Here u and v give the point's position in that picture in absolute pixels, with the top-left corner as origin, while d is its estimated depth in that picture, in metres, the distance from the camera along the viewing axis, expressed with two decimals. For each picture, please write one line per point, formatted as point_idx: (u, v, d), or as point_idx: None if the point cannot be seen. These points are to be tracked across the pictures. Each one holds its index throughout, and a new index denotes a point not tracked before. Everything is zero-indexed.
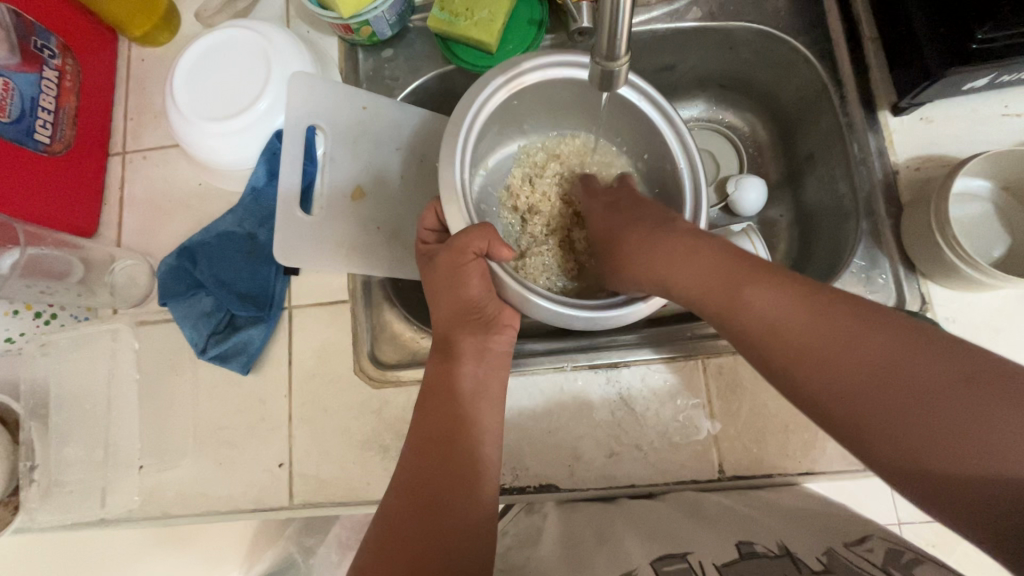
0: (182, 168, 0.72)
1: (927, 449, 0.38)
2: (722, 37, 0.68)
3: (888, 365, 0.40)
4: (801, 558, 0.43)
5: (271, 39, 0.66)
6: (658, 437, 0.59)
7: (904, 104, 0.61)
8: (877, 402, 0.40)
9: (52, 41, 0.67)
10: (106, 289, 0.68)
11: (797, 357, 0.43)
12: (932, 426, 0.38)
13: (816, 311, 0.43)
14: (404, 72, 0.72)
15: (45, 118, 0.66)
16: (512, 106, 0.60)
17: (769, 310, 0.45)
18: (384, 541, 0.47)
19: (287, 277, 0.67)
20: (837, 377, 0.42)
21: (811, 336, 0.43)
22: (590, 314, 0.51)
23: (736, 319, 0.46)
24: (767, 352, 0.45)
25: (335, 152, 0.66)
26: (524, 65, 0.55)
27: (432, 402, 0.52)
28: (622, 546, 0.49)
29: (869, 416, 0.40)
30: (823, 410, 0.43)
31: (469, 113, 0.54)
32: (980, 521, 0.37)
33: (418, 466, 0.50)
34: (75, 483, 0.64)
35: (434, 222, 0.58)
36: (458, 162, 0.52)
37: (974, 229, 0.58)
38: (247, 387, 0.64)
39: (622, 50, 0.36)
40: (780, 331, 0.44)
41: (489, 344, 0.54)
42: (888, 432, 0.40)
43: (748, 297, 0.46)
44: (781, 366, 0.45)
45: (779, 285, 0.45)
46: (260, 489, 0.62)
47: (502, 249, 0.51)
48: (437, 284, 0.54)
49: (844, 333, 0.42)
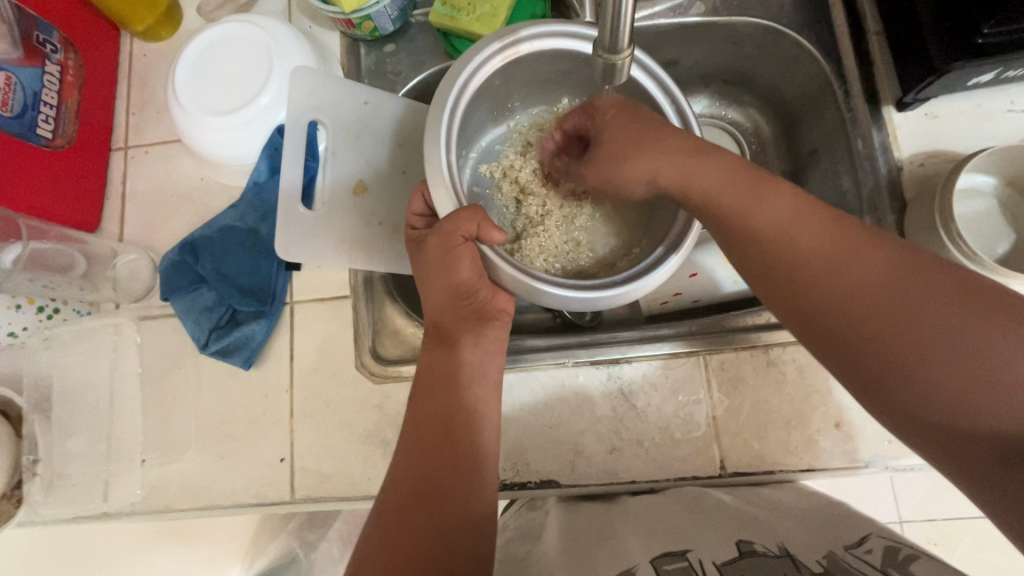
0: (184, 163, 0.72)
1: (910, 356, 0.39)
2: (726, 32, 0.68)
3: (887, 274, 0.41)
4: (802, 562, 0.42)
5: (273, 33, 0.66)
6: (659, 433, 0.59)
7: (909, 99, 0.60)
8: (870, 308, 0.41)
9: (54, 35, 0.67)
10: (108, 283, 0.68)
11: (801, 262, 0.44)
12: (920, 337, 0.39)
13: (831, 222, 0.44)
14: (406, 67, 0.72)
15: (47, 112, 0.66)
16: (501, 78, 0.59)
17: (777, 216, 0.45)
18: (383, 527, 0.47)
19: (289, 272, 0.67)
20: (839, 281, 0.43)
21: (818, 245, 0.44)
22: (590, 295, 0.50)
23: (744, 222, 0.46)
24: (774, 257, 0.45)
25: (337, 147, 0.67)
26: (519, 32, 0.54)
27: (429, 390, 0.52)
28: (623, 543, 0.49)
29: (862, 329, 0.41)
30: (821, 323, 0.43)
31: (457, 86, 0.53)
32: (945, 432, 0.39)
33: (417, 455, 0.50)
34: (78, 476, 0.64)
35: (422, 208, 0.58)
36: (444, 141, 0.52)
37: (978, 225, 0.58)
38: (249, 382, 0.64)
39: (624, 42, 0.36)
40: (786, 239, 0.45)
41: (483, 329, 0.54)
42: (881, 348, 0.41)
43: (764, 209, 0.46)
44: (781, 272, 0.45)
45: (794, 196, 0.46)
46: (261, 484, 0.62)
47: (492, 232, 0.51)
48: (429, 274, 0.53)
49: (852, 250, 0.43)
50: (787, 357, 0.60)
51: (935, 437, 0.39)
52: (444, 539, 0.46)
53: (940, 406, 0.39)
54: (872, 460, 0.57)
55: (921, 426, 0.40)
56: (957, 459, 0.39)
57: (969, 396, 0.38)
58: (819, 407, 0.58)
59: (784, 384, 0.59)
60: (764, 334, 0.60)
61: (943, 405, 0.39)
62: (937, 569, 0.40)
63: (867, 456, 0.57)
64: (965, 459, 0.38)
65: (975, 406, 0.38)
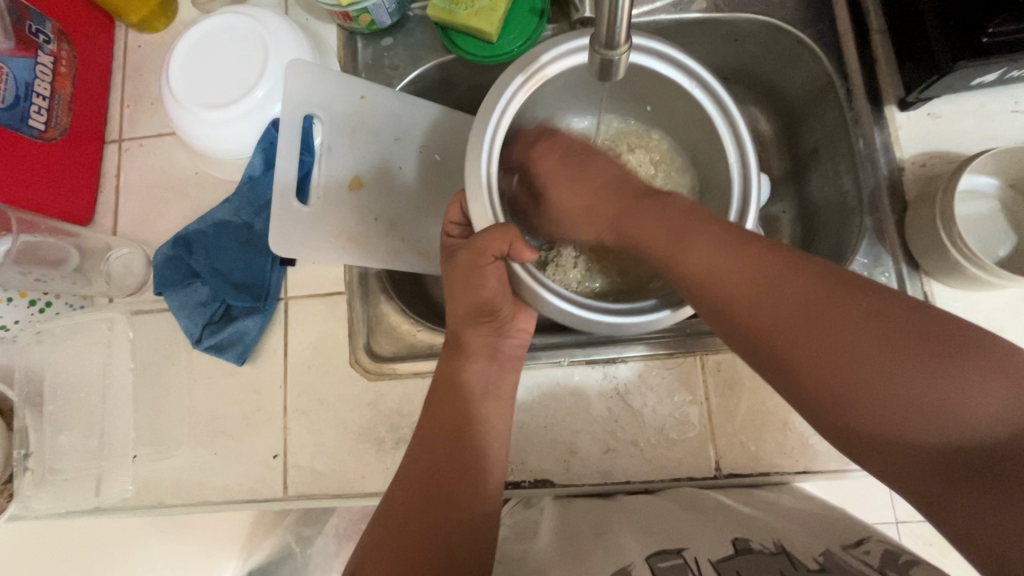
0: (178, 157, 0.71)
1: (860, 394, 0.39)
2: (728, 28, 0.67)
3: (819, 312, 0.41)
4: (799, 558, 0.43)
5: (269, 25, 0.66)
6: (654, 434, 0.59)
7: (912, 98, 0.60)
8: (812, 346, 0.41)
9: (48, 25, 0.66)
10: (101, 278, 0.67)
11: (735, 306, 0.44)
12: (867, 372, 0.39)
13: (757, 261, 0.43)
14: (404, 61, 0.71)
15: (40, 104, 0.65)
16: (536, 95, 0.58)
17: (707, 264, 0.45)
18: (389, 538, 0.47)
19: (283, 267, 0.66)
20: (776, 322, 0.42)
21: (749, 289, 0.43)
22: (615, 320, 0.50)
23: (680, 273, 0.46)
24: (713, 303, 0.45)
25: (333, 142, 0.65)
26: (542, 59, 0.53)
27: (441, 398, 0.52)
28: (617, 541, 0.49)
29: (808, 372, 0.41)
30: (773, 366, 0.43)
31: (498, 109, 0.52)
32: (898, 460, 0.39)
33: (427, 462, 0.50)
34: (69, 471, 0.63)
35: (458, 215, 0.57)
36: (485, 159, 0.51)
37: (979, 227, 0.57)
38: (243, 378, 0.64)
39: (622, 36, 0.35)
40: (718, 282, 0.44)
41: (501, 346, 0.54)
42: (834, 389, 0.40)
43: (696, 252, 0.45)
44: (724, 317, 0.45)
45: (716, 237, 0.45)
46: (254, 481, 0.61)
47: (525, 251, 0.49)
48: (456, 280, 0.53)
49: (781, 287, 0.42)
50: None
51: (890, 467, 0.39)
52: (451, 555, 0.46)
53: (902, 443, 0.39)
54: None
55: (883, 462, 0.39)
56: (918, 490, 0.39)
57: (918, 423, 0.38)
58: None
59: None
60: None
61: (903, 438, 0.38)
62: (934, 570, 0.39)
63: None
64: (929, 493, 0.38)
65: (931, 434, 0.38)
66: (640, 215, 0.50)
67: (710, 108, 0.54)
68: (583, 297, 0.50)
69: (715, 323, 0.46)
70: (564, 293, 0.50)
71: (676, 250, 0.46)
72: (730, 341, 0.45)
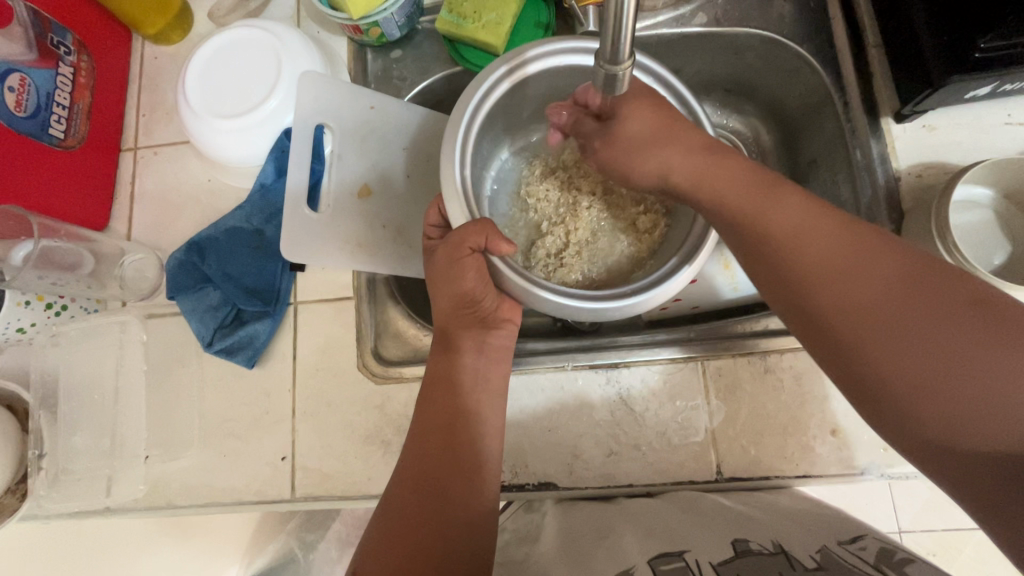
0: (192, 165, 0.73)
1: (926, 374, 0.40)
2: (728, 42, 0.68)
3: (892, 286, 0.42)
4: (797, 556, 0.43)
5: (282, 37, 0.68)
6: (656, 437, 0.60)
7: (907, 110, 0.61)
8: (880, 316, 0.41)
9: (68, 38, 0.68)
10: (115, 281, 0.69)
11: (816, 272, 0.44)
12: (932, 352, 0.40)
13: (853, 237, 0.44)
14: (412, 72, 0.73)
15: (60, 113, 0.67)
16: (519, 95, 0.60)
17: (796, 224, 0.45)
18: (382, 532, 0.48)
19: (294, 273, 0.68)
20: (850, 297, 0.42)
21: (839, 262, 0.43)
22: (594, 304, 0.50)
23: (763, 231, 0.46)
24: (788, 271, 0.45)
25: (343, 150, 0.67)
26: (526, 54, 0.55)
27: (434, 393, 0.53)
28: (620, 543, 0.49)
29: (864, 339, 0.42)
30: (826, 333, 0.44)
31: (469, 110, 0.54)
32: (942, 443, 0.40)
33: (421, 458, 0.51)
34: (81, 471, 0.65)
35: (438, 218, 0.58)
36: (458, 159, 0.53)
37: (975, 236, 0.58)
38: (252, 380, 0.65)
39: (626, 53, 0.37)
40: (804, 246, 0.44)
41: (488, 338, 0.55)
42: (882, 360, 0.41)
43: (781, 213, 0.45)
44: (795, 283, 0.45)
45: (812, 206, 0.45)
46: (263, 482, 0.62)
47: (501, 244, 0.50)
48: (436, 280, 0.54)
49: (866, 258, 0.43)
50: (785, 363, 0.60)
51: (939, 454, 0.41)
52: (442, 550, 0.46)
53: (936, 430, 0.40)
54: (868, 468, 0.57)
55: (911, 437, 0.41)
56: (947, 474, 0.41)
57: (970, 407, 0.39)
58: (815, 414, 0.59)
59: (781, 390, 0.60)
60: (760, 341, 0.61)
61: (935, 422, 0.40)
62: (932, 571, 0.40)
63: (862, 463, 0.57)
64: (958, 479, 0.40)
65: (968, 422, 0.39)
66: (714, 174, 0.48)
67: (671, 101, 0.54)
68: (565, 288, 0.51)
69: (776, 289, 0.46)
70: (551, 287, 0.51)
71: (760, 206, 0.46)
72: (786, 309, 0.46)
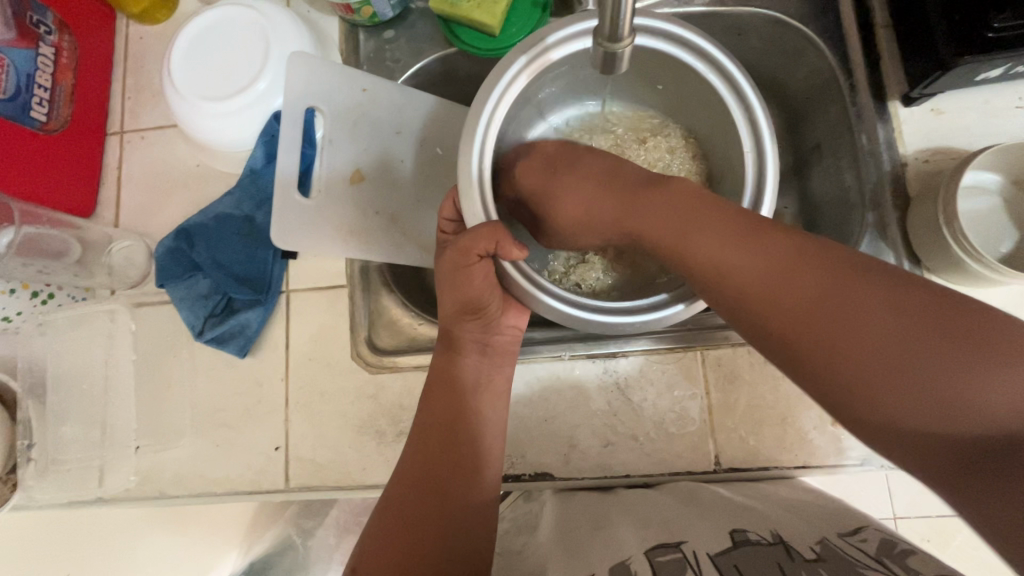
0: (180, 150, 0.71)
1: (882, 376, 0.37)
2: (731, 22, 0.66)
3: (830, 291, 0.39)
4: (796, 548, 0.42)
5: (269, 16, 0.65)
6: (654, 428, 0.59)
7: (916, 94, 0.59)
8: (827, 325, 0.39)
9: (48, 17, 0.66)
10: (104, 270, 0.68)
11: (745, 300, 0.42)
12: (884, 367, 0.37)
13: (774, 250, 0.41)
14: (406, 54, 0.71)
15: (41, 95, 0.65)
16: (543, 81, 0.57)
17: (714, 251, 0.43)
18: (380, 531, 0.47)
19: (285, 260, 0.66)
20: (790, 310, 0.40)
21: (768, 279, 0.41)
22: (603, 318, 0.49)
23: (687, 266, 0.45)
24: (722, 300, 0.43)
25: (334, 135, 0.66)
26: (547, 42, 0.52)
27: (437, 392, 0.52)
28: (616, 536, 0.49)
29: (817, 349, 0.39)
30: (779, 350, 0.41)
31: (493, 97, 0.51)
32: (923, 451, 0.36)
33: (420, 456, 0.50)
34: (72, 462, 0.64)
35: (453, 212, 0.56)
36: (478, 150, 0.50)
37: (981, 223, 0.57)
38: (244, 369, 0.64)
39: (626, 29, 0.35)
40: (729, 273, 0.42)
41: (491, 342, 0.54)
42: (838, 371, 0.38)
43: (699, 236, 0.44)
44: (733, 312, 0.43)
45: (726, 223, 0.43)
46: (256, 472, 0.62)
47: (512, 249, 0.48)
48: (443, 280, 0.52)
49: (798, 266, 0.40)
50: None
51: (923, 455, 0.36)
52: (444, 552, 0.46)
53: (914, 428, 0.36)
54: (867, 458, 0.57)
55: (886, 442, 0.38)
56: (933, 478, 0.36)
57: (941, 419, 0.35)
58: (815, 404, 0.58)
59: (781, 380, 0.59)
60: None
61: (910, 418, 0.36)
62: (933, 562, 0.39)
63: (862, 453, 0.57)
64: (940, 476, 0.36)
65: (943, 415, 0.35)
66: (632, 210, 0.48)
67: (722, 88, 0.52)
68: (571, 297, 0.50)
69: (724, 310, 0.44)
70: (555, 293, 0.49)
71: (676, 241, 0.45)
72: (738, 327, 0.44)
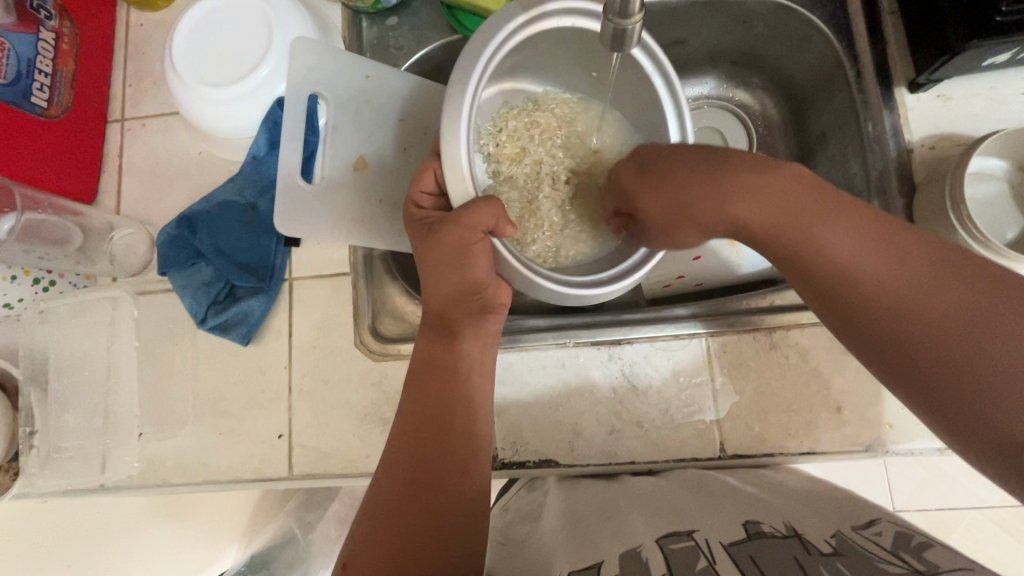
0: (182, 137, 0.70)
1: (965, 361, 0.38)
2: (737, 10, 0.66)
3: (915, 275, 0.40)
4: (810, 540, 0.42)
5: (271, 2, 0.65)
6: (659, 415, 0.59)
7: (923, 79, 0.59)
8: (908, 306, 0.40)
9: (48, 1, 0.66)
10: (105, 257, 0.67)
11: (865, 298, 0.42)
12: (969, 352, 0.38)
13: (916, 260, 0.41)
14: (409, 41, 0.70)
15: (41, 81, 0.65)
16: (522, 48, 0.55)
17: (848, 250, 0.42)
18: (375, 523, 0.46)
19: (288, 248, 0.66)
20: (871, 283, 0.41)
21: (851, 254, 0.42)
22: (597, 287, 0.50)
23: (808, 259, 0.44)
24: (836, 295, 0.43)
25: (338, 122, 0.65)
26: (545, 4, 0.50)
27: (429, 378, 0.52)
28: (625, 524, 0.49)
29: (893, 325, 0.41)
30: (854, 325, 0.43)
31: (481, 63, 0.48)
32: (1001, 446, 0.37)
33: (415, 445, 0.50)
34: (75, 449, 0.64)
35: (430, 185, 0.55)
36: (462, 124, 0.47)
37: (988, 209, 0.57)
38: (247, 358, 0.64)
39: (637, 4, 0.35)
40: (858, 273, 0.42)
41: (483, 324, 0.53)
42: (914, 349, 0.40)
43: (771, 206, 0.44)
44: (846, 308, 0.43)
45: (866, 224, 0.42)
46: (260, 460, 0.62)
47: (508, 227, 0.48)
48: (434, 256, 0.51)
49: (881, 246, 0.42)
50: (790, 340, 0.59)
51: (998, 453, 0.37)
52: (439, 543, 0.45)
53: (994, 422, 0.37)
54: (873, 445, 0.57)
55: (961, 430, 0.39)
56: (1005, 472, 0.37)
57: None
58: (820, 391, 0.58)
59: (787, 367, 0.59)
60: (767, 317, 0.60)
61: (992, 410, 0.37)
62: (950, 555, 0.39)
63: (868, 440, 0.57)
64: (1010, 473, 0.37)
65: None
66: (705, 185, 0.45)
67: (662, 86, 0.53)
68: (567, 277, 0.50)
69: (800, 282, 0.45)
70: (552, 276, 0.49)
71: (805, 233, 0.43)
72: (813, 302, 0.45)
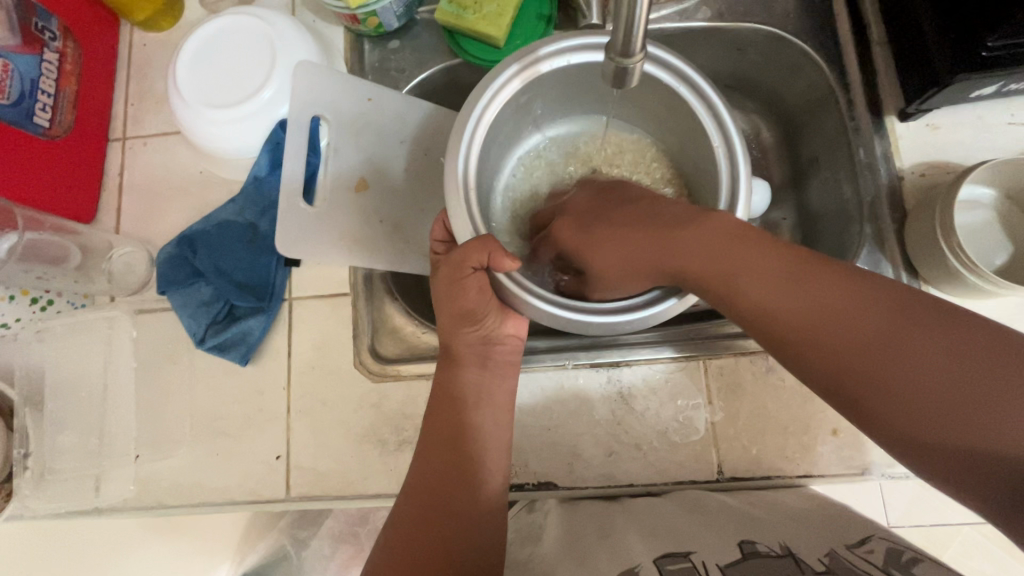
0: (183, 157, 0.71)
1: (905, 389, 0.39)
2: (731, 37, 0.67)
3: (853, 310, 0.42)
4: (805, 560, 0.42)
5: (275, 25, 0.66)
6: (657, 437, 0.59)
7: (912, 109, 0.61)
8: (847, 340, 0.41)
9: (53, 22, 0.66)
10: (103, 276, 0.67)
11: (818, 336, 0.42)
12: (911, 379, 0.39)
13: (844, 289, 0.42)
14: (411, 64, 0.72)
15: (45, 101, 0.65)
16: (528, 95, 0.57)
17: (758, 290, 0.45)
18: (391, 546, 0.48)
19: (288, 269, 0.66)
20: (808, 317, 0.43)
21: (784, 293, 0.44)
22: (603, 317, 0.48)
23: (743, 299, 0.45)
24: (762, 331, 0.45)
25: (339, 143, 0.65)
26: (539, 52, 0.52)
27: (439, 408, 0.52)
28: (624, 542, 0.49)
29: (844, 361, 0.42)
30: (804, 360, 0.43)
31: (475, 116, 0.51)
32: (946, 465, 0.39)
33: (427, 468, 0.51)
34: (68, 471, 0.63)
35: (443, 233, 0.56)
36: (463, 165, 0.50)
37: (977, 235, 0.58)
38: (245, 378, 0.64)
39: (638, 46, 0.35)
40: (772, 310, 0.44)
41: (491, 353, 0.54)
42: (867, 381, 0.41)
43: (681, 249, 0.47)
44: (778, 341, 0.45)
45: (780, 263, 0.45)
46: (257, 482, 0.61)
47: (502, 259, 0.48)
48: (439, 292, 0.53)
49: (815, 281, 0.43)
50: None
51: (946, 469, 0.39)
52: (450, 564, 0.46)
53: (938, 443, 0.39)
54: (868, 467, 0.57)
55: (912, 454, 0.40)
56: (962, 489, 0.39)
57: (970, 436, 0.38)
58: (816, 413, 0.59)
59: (782, 389, 0.60)
60: None
61: (936, 432, 0.39)
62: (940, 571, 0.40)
63: (863, 462, 0.57)
64: (961, 484, 0.39)
65: (974, 433, 0.38)
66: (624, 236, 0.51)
67: (698, 106, 0.52)
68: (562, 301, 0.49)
69: (736, 312, 0.46)
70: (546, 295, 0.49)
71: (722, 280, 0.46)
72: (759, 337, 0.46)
